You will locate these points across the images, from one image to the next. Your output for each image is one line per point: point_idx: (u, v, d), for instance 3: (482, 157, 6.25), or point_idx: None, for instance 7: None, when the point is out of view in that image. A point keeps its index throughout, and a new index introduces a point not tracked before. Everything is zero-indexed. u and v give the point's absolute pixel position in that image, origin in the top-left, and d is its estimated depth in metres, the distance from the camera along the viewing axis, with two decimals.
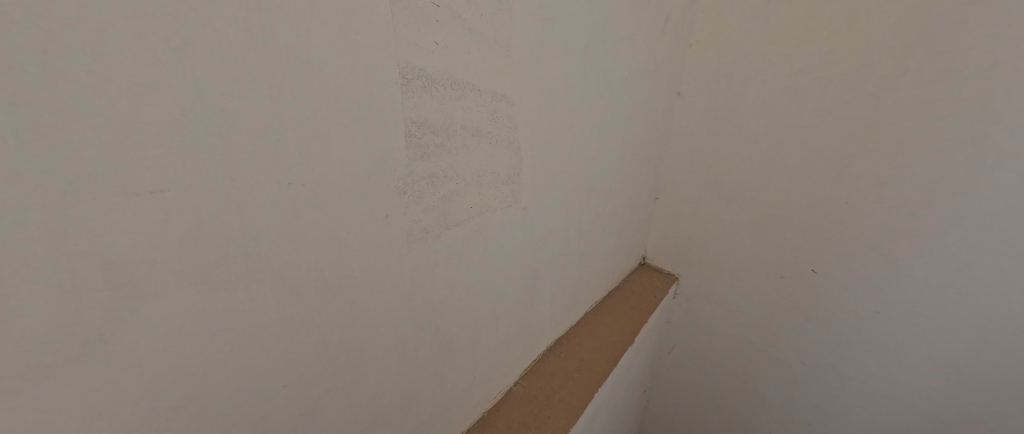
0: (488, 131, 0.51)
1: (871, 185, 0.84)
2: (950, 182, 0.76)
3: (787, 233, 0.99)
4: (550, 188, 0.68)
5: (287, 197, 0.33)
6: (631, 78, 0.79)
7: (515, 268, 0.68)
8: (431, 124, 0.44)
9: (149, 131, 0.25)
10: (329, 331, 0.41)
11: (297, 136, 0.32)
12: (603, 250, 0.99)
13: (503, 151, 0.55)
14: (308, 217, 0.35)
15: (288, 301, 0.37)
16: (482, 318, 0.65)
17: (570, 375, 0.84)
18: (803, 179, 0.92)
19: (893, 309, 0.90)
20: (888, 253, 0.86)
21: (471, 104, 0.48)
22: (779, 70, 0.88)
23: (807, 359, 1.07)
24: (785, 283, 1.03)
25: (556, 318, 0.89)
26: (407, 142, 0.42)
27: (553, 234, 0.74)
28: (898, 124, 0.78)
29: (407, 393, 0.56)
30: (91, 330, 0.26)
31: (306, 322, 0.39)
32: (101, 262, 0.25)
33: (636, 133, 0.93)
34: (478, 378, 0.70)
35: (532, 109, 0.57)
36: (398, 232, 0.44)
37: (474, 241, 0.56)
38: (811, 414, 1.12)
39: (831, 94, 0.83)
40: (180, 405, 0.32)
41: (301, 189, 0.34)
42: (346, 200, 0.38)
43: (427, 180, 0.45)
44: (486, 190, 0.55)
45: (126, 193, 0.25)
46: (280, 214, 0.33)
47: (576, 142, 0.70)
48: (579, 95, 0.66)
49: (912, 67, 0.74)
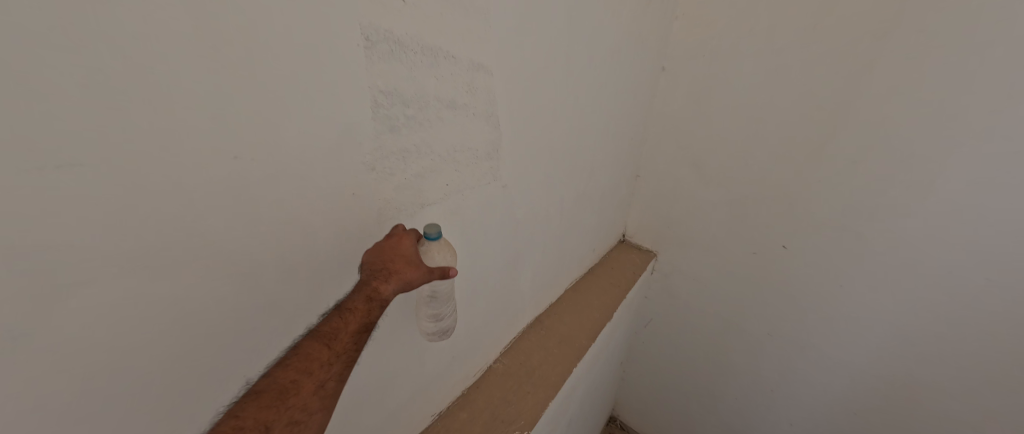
0: (465, 103, 0.48)
1: (843, 164, 0.86)
2: (917, 162, 0.78)
3: (761, 211, 1.01)
4: (529, 165, 0.66)
5: (237, 174, 0.30)
6: (614, 51, 0.76)
7: (493, 248, 0.66)
8: (402, 93, 0.40)
9: (57, 98, 0.22)
10: (296, 317, 0.40)
11: (244, 105, 0.29)
12: (584, 228, 0.99)
13: (481, 125, 0.52)
14: (264, 197, 0.32)
15: (247, 287, 0.34)
16: (461, 298, 0.64)
17: (550, 351, 0.85)
18: (779, 158, 0.94)
19: (855, 283, 0.94)
20: (855, 229, 0.89)
21: (446, 73, 0.44)
22: (762, 46, 0.87)
23: (774, 330, 1.12)
24: (757, 259, 1.07)
25: (536, 296, 0.89)
26: (375, 113, 0.38)
27: (533, 212, 0.73)
28: (874, 104, 0.79)
29: (384, 374, 0.55)
30: (14, 317, 0.24)
31: (268, 309, 0.37)
32: (14, 245, 0.23)
33: (618, 110, 0.91)
34: (457, 357, 0.69)
35: (511, 81, 0.54)
36: (368, 210, 0.42)
37: (451, 220, 0.54)
38: (774, 381, 1.19)
39: (812, 72, 0.83)
40: (131, 393, 0.31)
41: (255, 164, 0.31)
42: (308, 178, 0.35)
43: (399, 155, 0.42)
44: (463, 167, 0.52)
45: (35, 168, 0.22)
46: (230, 194, 0.30)
47: (556, 117, 0.67)
48: (561, 67, 0.63)
49: (892, 46, 0.74)
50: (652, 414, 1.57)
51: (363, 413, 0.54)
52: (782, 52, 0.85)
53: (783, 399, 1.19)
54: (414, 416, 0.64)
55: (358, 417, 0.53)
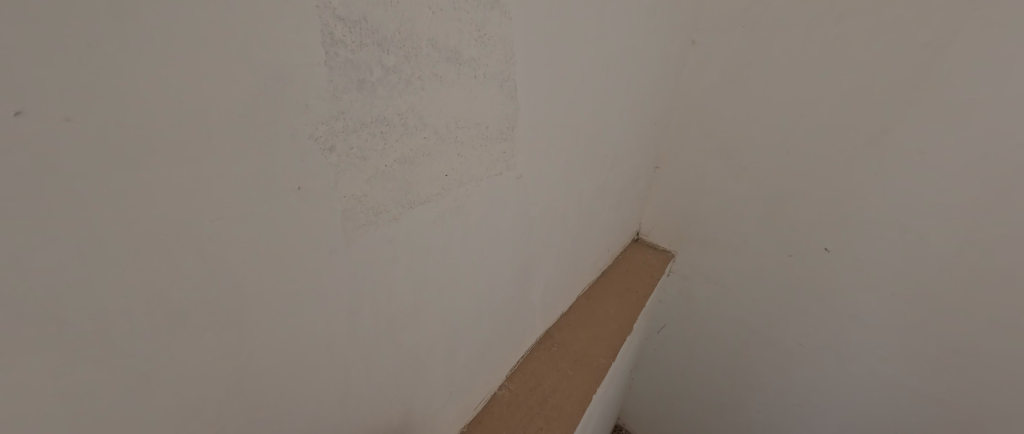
0: (470, 58, 0.33)
1: (909, 156, 0.72)
2: (1003, 154, 0.65)
3: (802, 209, 0.88)
4: (546, 150, 0.52)
5: (22, 152, 0.15)
6: (646, 10, 0.61)
7: (501, 256, 0.53)
8: (375, 29, 0.25)
9: None
10: (206, 385, 0.25)
11: (14, 1, 0.13)
12: (600, 227, 0.86)
13: (491, 94, 0.38)
14: (104, 198, 0.17)
15: (91, 356, 0.19)
16: (461, 319, 0.50)
17: (564, 373, 0.72)
18: (829, 148, 0.80)
19: (908, 293, 0.83)
20: (915, 232, 0.77)
21: (443, 6, 0.29)
22: (819, 13, 0.72)
23: (805, 341, 1.01)
24: (792, 263, 0.95)
25: (546, 307, 0.76)
26: (330, 56, 0.23)
27: (549, 209, 0.60)
28: (955, 83, 0.65)
29: (362, 427, 0.41)
30: None
31: (152, 382, 0.22)
32: None
33: (645, 88, 0.77)
34: (456, 389, 0.56)
35: (532, 33, 0.39)
36: (327, 214, 0.27)
37: (449, 224, 0.40)
38: (800, 393, 1.09)
39: (880, 45, 0.69)
40: None
41: (72, 134, 0.15)
42: (204, 163, 0.19)
43: (373, 130, 0.28)
44: (466, 151, 0.38)
45: None
46: (8, 192, 0.15)
47: (580, 89, 0.53)
48: (590, 24, 0.49)
49: (988, 10, 0.60)
50: (661, 422, 1.47)
51: None
52: (841, 21, 0.71)
53: (810, 413, 1.09)
54: None
55: None
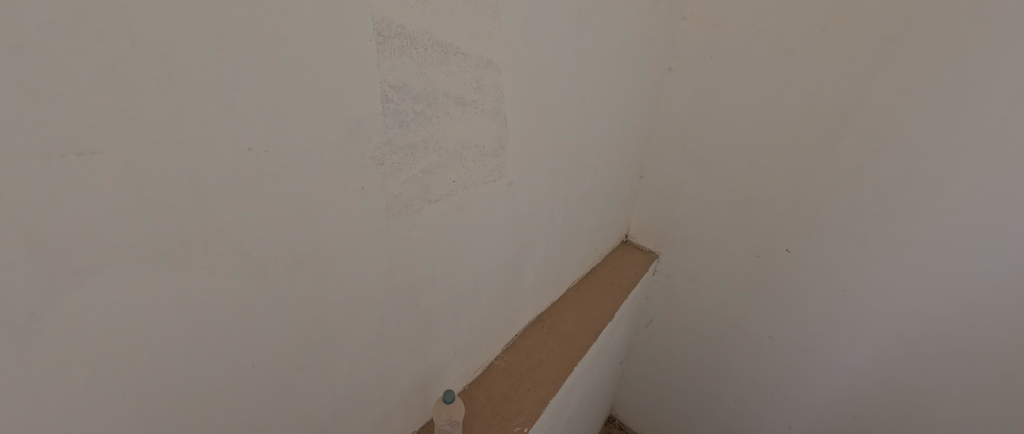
0: (473, 99, 0.48)
1: (849, 168, 0.85)
2: (924, 168, 0.78)
3: (765, 214, 1.01)
4: (535, 160, 0.66)
5: (247, 165, 0.30)
6: (623, 49, 0.75)
7: (498, 245, 0.67)
8: (412, 89, 0.40)
9: (67, 84, 0.22)
10: (302, 310, 0.40)
11: (256, 97, 0.29)
12: (588, 228, 0.99)
13: (488, 123, 0.52)
14: (272, 189, 0.33)
15: (255, 279, 0.34)
16: (465, 294, 0.64)
17: (551, 349, 0.85)
18: (786, 161, 0.93)
19: (857, 288, 0.94)
20: (858, 233, 0.89)
21: (455, 69, 0.44)
22: (770, 48, 0.86)
23: (774, 333, 1.12)
24: (759, 262, 1.07)
25: (538, 294, 0.90)
26: (385, 108, 0.39)
27: (539, 210, 0.74)
28: (882, 107, 0.78)
29: (388, 369, 0.55)
30: (22, 305, 0.24)
31: (277, 300, 0.37)
32: (22, 233, 0.23)
33: (626, 110, 0.91)
34: (460, 353, 0.70)
35: (520, 79, 0.54)
36: (377, 205, 0.42)
37: (457, 217, 0.54)
38: (772, 382, 1.19)
39: (819, 75, 0.82)
40: (138, 385, 0.31)
41: (266, 156, 0.31)
42: (315, 170, 0.35)
43: (407, 150, 0.43)
44: (470, 163, 0.52)
45: (49, 154, 0.22)
46: (240, 184, 0.30)
47: (563, 114, 0.67)
48: (570, 67, 0.63)
49: (902, 50, 0.73)
50: (651, 412, 1.58)
51: (367, 406, 0.55)
52: (791, 55, 0.85)
53: (782, 400, 1.20)
54: (414, 410, 0.65)
55: (361, 410, 0.54)
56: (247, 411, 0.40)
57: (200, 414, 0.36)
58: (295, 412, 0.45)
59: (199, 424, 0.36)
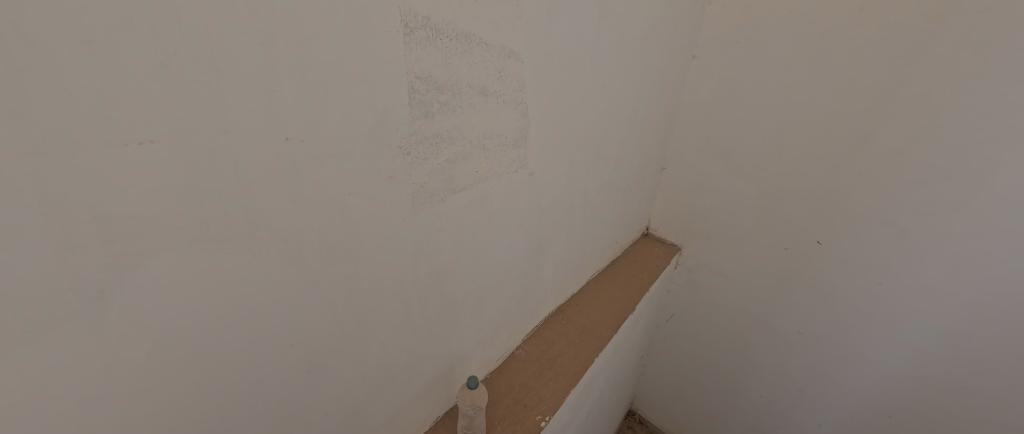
0: (495, 89, 0.49)
1: (886, 156, 0.81)
2: (969, 156, 0.73)
3: (793, 205, 0.97)
4: (555, 153, 0.66)
5: (285, 155, 0.32)
6: (644, 36, 0.73)
7: (518, 236, 0.67)
8: (435, 79, 0.41)
9: (130, 79, 0.23)
10: (333, 294, 0.42)
11: (291, 88, 0.30)
12: (608, 220, 0.98)
13: (509, 113, 0.53)
14: (307, 178, 0.34)
15: (292, 263, 0.37)
16: (486, 284, 0.65)
17: (571, 340, 0.86)
18: (815, 150, 0.89)
19: (894, 282, 0.90)
20: (895, 225, 0.85)
21: (478, 59, 0.45)
22: (801, 30, 0.82)
23: (803, 328, 1.09)
24: (787, 256, 1.03)
25: (558, 286, 0.90)
26: (411, 99, 0.40)
27: (559, 203, 0.74)
28: (923, 90, 0.73)
29: (413, 355, 0.57)
30: (90, 284, 0.26)
31: (309, 285, 0.39)
32: (92, 217, 0.25)
33: (647, 102, 0.89)
34: (481, 342, 0.72)
35: (541, 68, 0.54)
36: (403, 195, 0.43)
37: (479, 207, 0.55)
38: (800, 378, 1.16)
39: (855, 58, 0.78)
40: (189, 359, 0.33)
41: (302, 147, 0.33)
42: (342, 159, 0.36)
43: (431, 141, 0.44)
44: (491, 153, 0.53)
45: (114, 143, 0.24)
46: (277, 172, 0.32)
47: (583, 107, 0.67)
48: (590, 57, 0.62)
49: (949, 31, 0.68)
50: (674, 407, 1.58)
51: (394, 390, 0.57)
52: (823, 38, 0.80)
53: (810, 397, 1.17)
54: (437, 396, 0.67)
55: (389, 394, 0.56)
56: (284, 389, 0.42)
57: (243, 389, 0.38)
58: (328, 391, 0.47)
59: (240, 399, 0.39)
